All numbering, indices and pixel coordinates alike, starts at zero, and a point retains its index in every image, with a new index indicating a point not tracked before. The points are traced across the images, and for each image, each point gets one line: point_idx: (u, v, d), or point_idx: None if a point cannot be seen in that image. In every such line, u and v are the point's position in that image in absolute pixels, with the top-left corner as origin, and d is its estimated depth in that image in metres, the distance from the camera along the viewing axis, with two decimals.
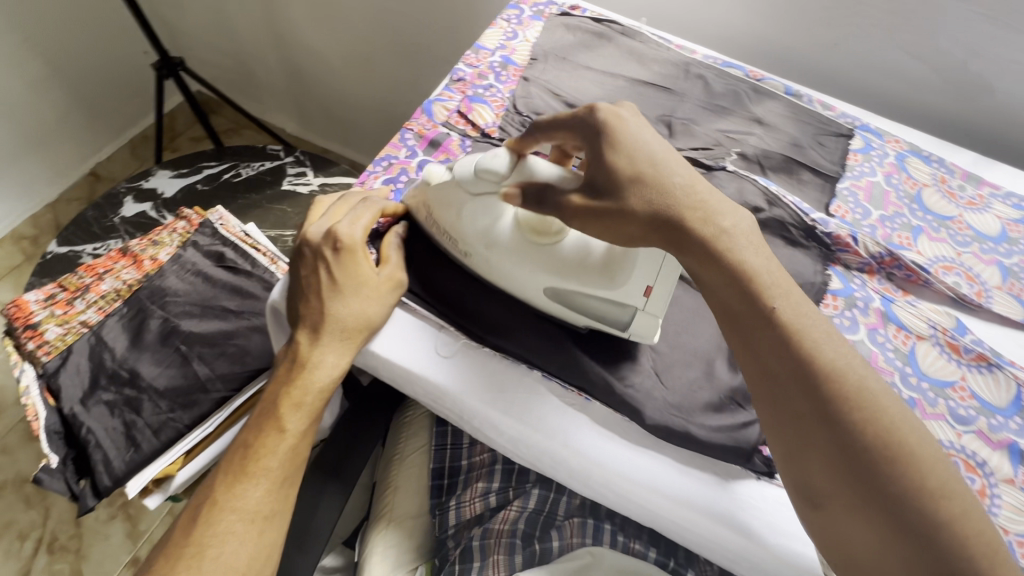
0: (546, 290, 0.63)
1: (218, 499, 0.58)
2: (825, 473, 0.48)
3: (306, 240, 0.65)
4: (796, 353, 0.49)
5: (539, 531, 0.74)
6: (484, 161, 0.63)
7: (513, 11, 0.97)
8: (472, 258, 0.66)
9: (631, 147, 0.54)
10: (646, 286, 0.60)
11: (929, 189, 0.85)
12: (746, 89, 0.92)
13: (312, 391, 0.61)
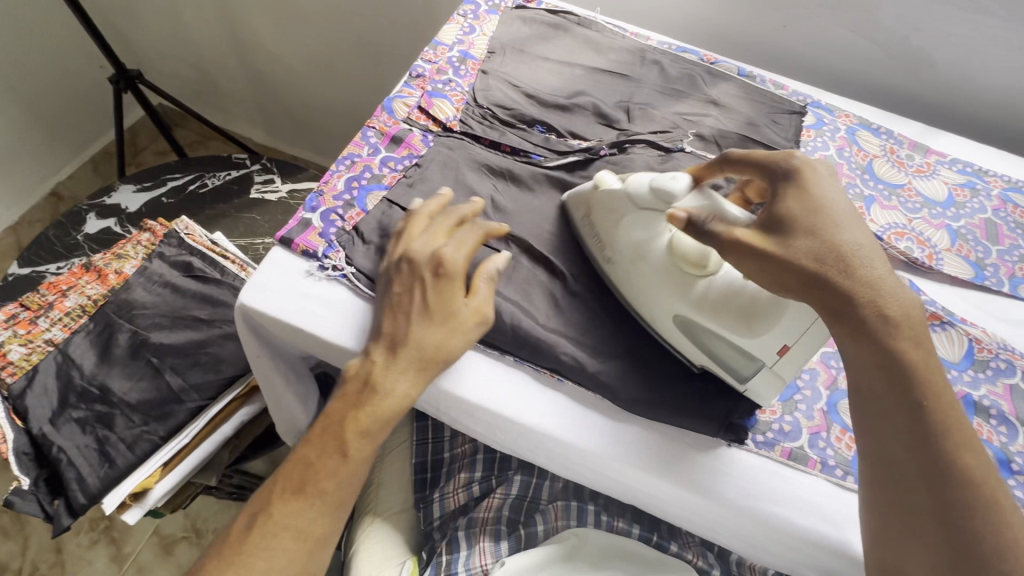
0: (672, 317, 0.62)
1: (272, 513, 0.57)
2: (897, 492, 0.51)
3: (407, 252, 0.63)
4: (902, 380, 0.50)
5: (523, 516, 0.76)
6: (659, 179, 0.61)
7: (469, 7, 0.98)
8: (613, 265, 0.66)
9: (817, 195, 0.54)
10: (782, 346, 0.57)
11: (879, 160, 0.89)
12: (701, 73, 0.94)
13: (381, 419, 0.58)
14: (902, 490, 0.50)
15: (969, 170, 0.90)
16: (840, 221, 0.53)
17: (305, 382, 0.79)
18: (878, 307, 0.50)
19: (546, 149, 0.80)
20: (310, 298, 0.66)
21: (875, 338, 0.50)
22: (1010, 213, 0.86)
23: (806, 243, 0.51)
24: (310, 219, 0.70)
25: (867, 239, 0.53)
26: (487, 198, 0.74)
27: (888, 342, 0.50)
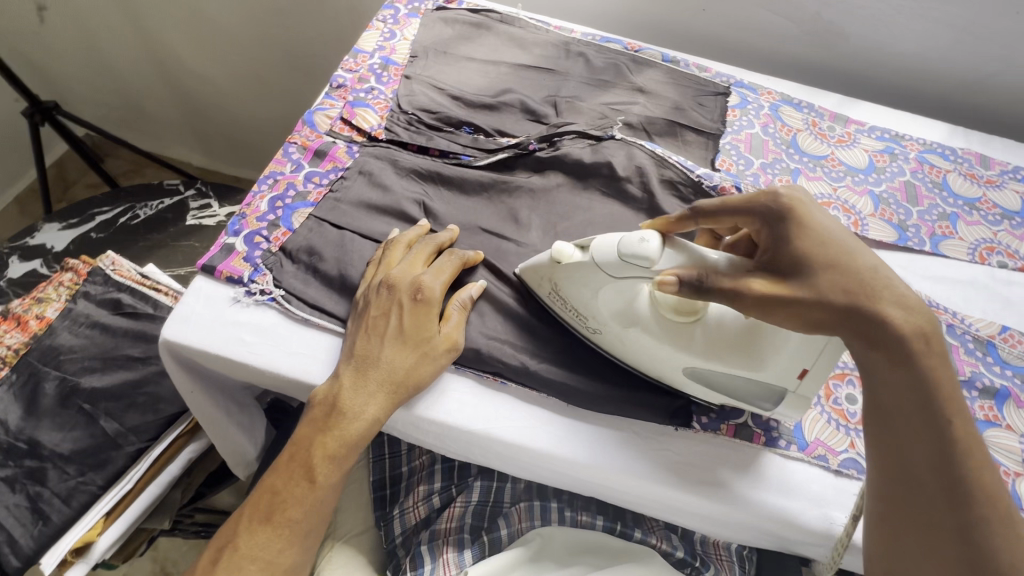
0: (686, 371, 0.61)
1: (237, 546, 0.57)
2: (908, 510, 0.50)
3: (386, 274, 0.64)
4: (926, 400, 0.49)
5: (487, 522, 0.75)
6: (627, 245, 0.55)
7: (389, 12, 0.96)
8: (601, 335, 0.63)
9: (815, 227, 0.52)
10: (801, 371, 0.56)
11: (802, 133, 0.91)
12: (626, 61, 0.95)
13: (348, 442, 0.58)
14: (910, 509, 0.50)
15: (887, 136, 0.93)
16: (853, 249, 0.51)
17: (250, 411, 0.76)
18: (905, 332, 0.49)
19: (475, 149, 0.79)
20: (238, 326, 0.63)
21: (907, 358, 0.49)
22: (928, 173, 0.90)
23: (835, 278, 0.49)
24: (233, 244, 0.68)
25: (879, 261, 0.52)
26: (417, 204, 0.73)
27: (919, 362, 0.49)
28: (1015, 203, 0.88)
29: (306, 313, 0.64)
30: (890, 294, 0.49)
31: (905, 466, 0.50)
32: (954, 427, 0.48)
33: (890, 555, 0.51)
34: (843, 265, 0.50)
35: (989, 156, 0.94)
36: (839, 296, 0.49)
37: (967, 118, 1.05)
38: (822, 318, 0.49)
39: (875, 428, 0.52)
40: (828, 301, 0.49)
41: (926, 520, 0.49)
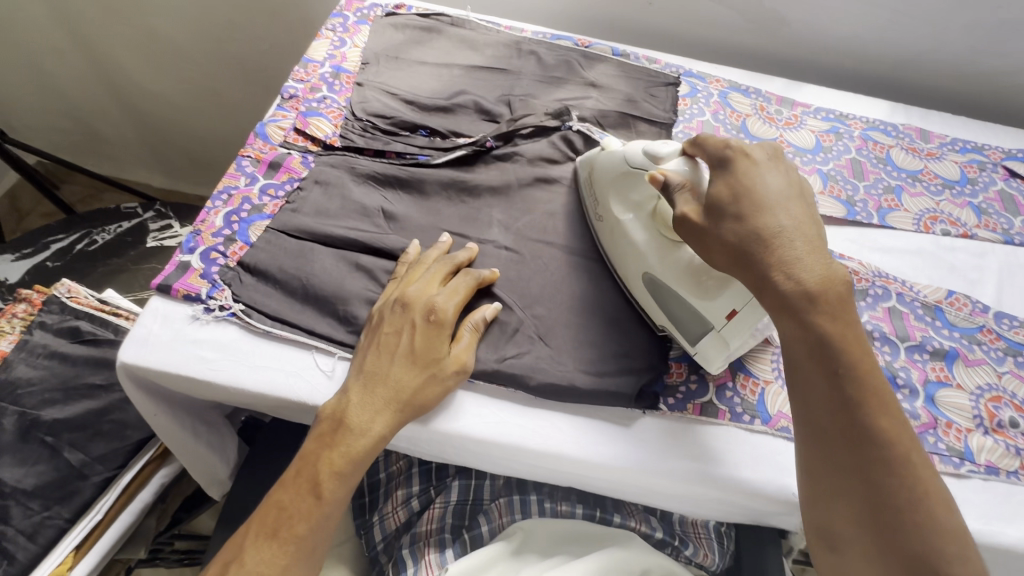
0: (643, 275, 0.66)
1: (239, 562, 0.54)
2: (819, 457, 0.52)
3: (404, 292, 0.64)
4: (826, 351, 0.52)
5: (467, 520, 0.75)
6: (653, 145, 0.66)
7: (337, 20, 0.95)
8: (603, 224, 0.72)
9: (750, 180, 0.58)
10: (729, 311, 0.61)
11: (751, 118, 0.94)
12: (577, 57, 0.96)
13: (356, 458, 0.57)
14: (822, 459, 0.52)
15: (832, 116, 0.97)
16: (767, 203, 0.56)
17: (220, 430, 0.75)
18: (795, 280, 0.53)
19: (432, 150, 0.79)
20: (199, 344, 0.62)
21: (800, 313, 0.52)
22: (872, 150, 0.93)
23: (742, 219, 0.56)
24: (189, 261, 0.67)
25: (792, 219, 0.56)
26: (376, 209, 0.73)
27: (813, 317, 0.52)
28: (954, 172, 0.92)
29: (269, 326, 0.63)
30: (785, 239, 0.54)
31: (813, 415, 0.52)
32: (853, 377, 0.51)
33: (809, 505, 0.53)
34: (749, 216, 0.56)
35: (928, 129, 0.98)
36: (747, 242, 0.55)
37: (906, 95, 1.10)
38: (729, 255, 0.56)
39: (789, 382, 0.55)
40: (735, 250, 0.55)
41: (836, 466, 0.51)
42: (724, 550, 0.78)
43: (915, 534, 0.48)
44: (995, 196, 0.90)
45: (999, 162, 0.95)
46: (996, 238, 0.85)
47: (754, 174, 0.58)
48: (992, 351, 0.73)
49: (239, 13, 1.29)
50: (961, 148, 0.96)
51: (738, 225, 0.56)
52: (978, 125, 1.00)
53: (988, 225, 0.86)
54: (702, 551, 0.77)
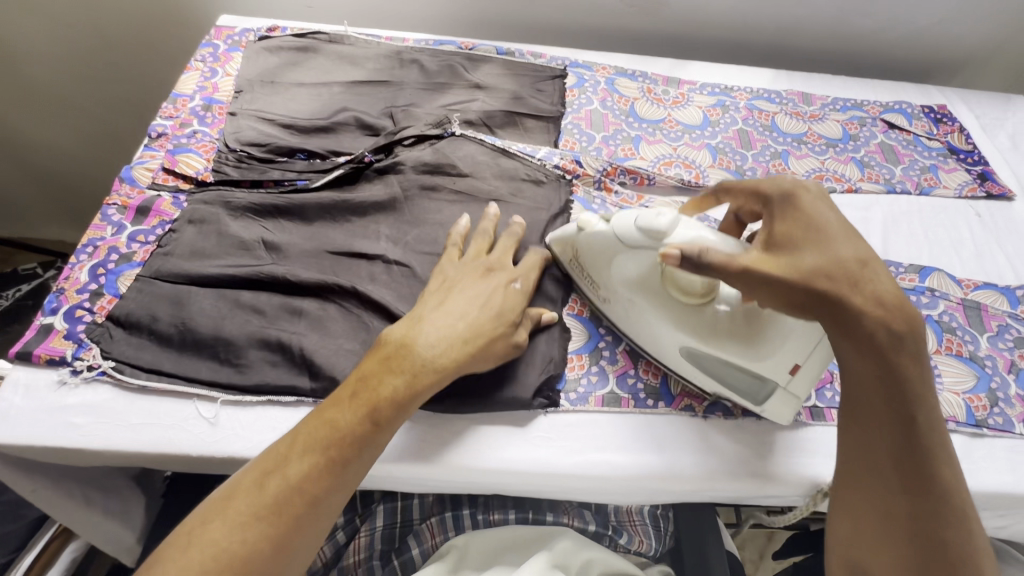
0: (681, 349, 0.62)
1: (281, 468, 0.51)
2: (872, 494, 0.51)
3: (487, 260, 0.66)
4: (901, 396, 0.49)
5: (397, 543, 0.73)
6: (645, 216, 0.59)
7: (207, 49, 0.92)
8: (610, 303, 0.67)
9: (811, 215, 0.52)
10: (795, 365, 0.57)
11: (639, 101, 0.95)
12: (461, 60, 0.94)
13: (417, 389, 0.56)
14: (876, 494, 0.51)
15: (717, 90, 0.99)
16: (835, 238, 0.51)
17: (121, 493, 0.71)
18: (871, 327, 0.49)
19: (312, 173, 0.77)
20: (68, 410, 0.59)
21: (889, 360, 0.49)
22: (758, 119, 0.95)
23: (815, 260, 0.50)
24: (52, 323, 0.63)
25: (863, 255, 0.50)
26: (255, 241, 0.70)
27: (897, 362, 0.49)
28: (837, 131, 0.95)
29: (143, 379, 0.60)
30: (872, 283, 0.49)
31: (875, 451, 0.50)
32: (923, 425, 0.49)
33: (842, 503, 0.53)
34: (834, 251, 0.50)
35: (810, 93, 1.01)
36: (821, 282, 0.49)
37: (786, 61, 1.15)
38: (797, 298, 0.50)
39: (848, 417, 0.52)
40: (813, 283, 0.49)
41: (889, 504, 0.50)
42: (661, 533, 0.79)
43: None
44: (876, 149, 0.94)
45: (878, 116, 0.98)
46: (879, 189, 0.88)
47: (811, 205, 0.53)
48: None
49: (122, 54, 1.19)
50: (841, 107, 0.99)
51: (805, 266, 0.50)
52: (854, 83, 1.05)
53: (871, 177, 0.90)
54: (637, 538, 0.77)
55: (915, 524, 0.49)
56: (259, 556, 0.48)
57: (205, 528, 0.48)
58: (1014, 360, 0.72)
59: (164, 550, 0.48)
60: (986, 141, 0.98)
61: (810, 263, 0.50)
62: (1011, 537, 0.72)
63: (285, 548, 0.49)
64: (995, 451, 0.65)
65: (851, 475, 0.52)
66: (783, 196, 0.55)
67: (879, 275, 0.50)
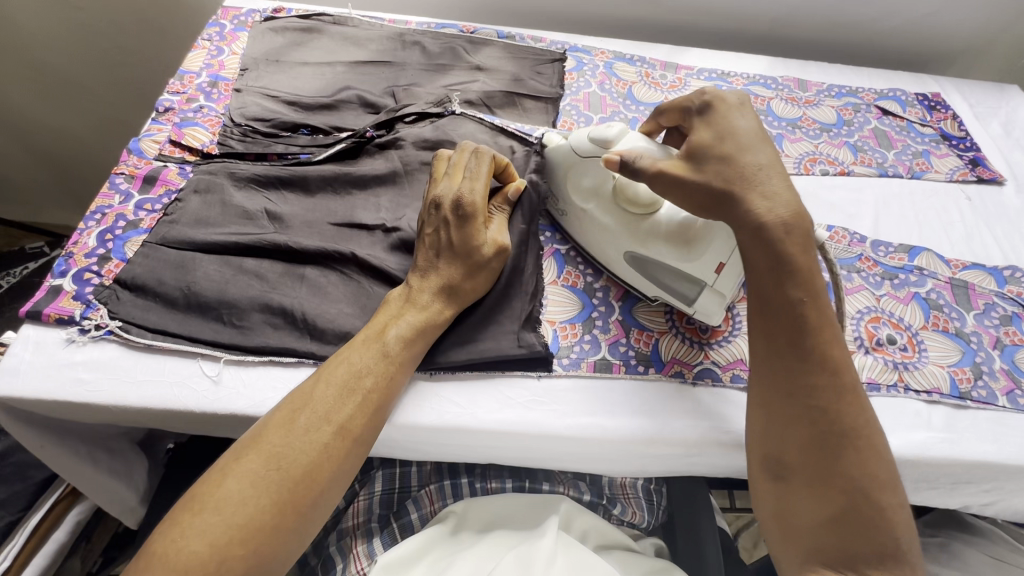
0: (625, 254, 0.69)
1: (308, 404, 0.55)
2: (773, 380, 0.55)
3: (432, 193, 0.68)
4: (789, 278, 0.54)
5: (395, 507, 0.74)
6: (593, 131, 0.68)
7: (213, 29, 0.94)
8: (569, 217, 0.75)
9: (725, 121, 0.60)
10: (718, 264, 0.62)
11: (637, 85, 0.96)
12: (462, 43, 0.96)
13: (421, 330, 0.62)
14: (775, 384, 0.55)
15: (714, 76, 1.00)
16: (746, 144, 0.58)
17: (125, 456, 0.73)
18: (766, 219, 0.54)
19: (314, 147, 0.79)
20: (76, 367, 0.61)
21: (776, 245, 0.54)
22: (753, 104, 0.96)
23: (714, 165, 0.57)
24: (61, 284, 0.65)
25: (768, 157, 0.57)
26: (258, 211, 0.72)
27: (782, 246, 0.54)
28: (831, 116, 0.97)
29: (148, 339, 0.62)
30: (764, 183, 0.55)
31: (772, 337, 0.55)
32: (811, 307, 0.54)
33: (771, 457, 0.55)
34: (736, 157, 0.57)
35: (805, 79, 1.03)
36: (718, 183, 0.56)
37: (783, 50, 1.16)
38: (699, 198, 0.57)
39: (749, 312, 0.57)
40: (712, 183, 0.57)
41: (788, 384, 0.54)
42: (653, 506, 0.79)
43: (852, 456, 0.52)
44: (869, 134, 0.95)
45: (872, 102, 1.00)
46: (872, 172, 0.90)
47: (733, 105, 0.61)
48: (870, 277, 0.77)
49: (128, 36, 1.21)
50: (836, 94, 1.00)
51: (704, 171, 0.57)
52: (849, 71, 1.06)
53: (864, 161, 0.91)
54: (631, 509, 0.77)
55: (811, 401, 0.53)
56: (296, 482, 0.51)
57: (238, 463, 0.51)
58: (999, 336, 0.73)
59: (187, 496, 0.50)
60: (979, 128, 0.99)
61: (709, 168, 0.57)
62: (998, 512, 0.73)
63: (317, 475, 0.52)
64: (978, 422, 0.67)
65: (756, 365, 0.57)
66: (706, 105, 0.62)
67: (778, 177, 0.56)
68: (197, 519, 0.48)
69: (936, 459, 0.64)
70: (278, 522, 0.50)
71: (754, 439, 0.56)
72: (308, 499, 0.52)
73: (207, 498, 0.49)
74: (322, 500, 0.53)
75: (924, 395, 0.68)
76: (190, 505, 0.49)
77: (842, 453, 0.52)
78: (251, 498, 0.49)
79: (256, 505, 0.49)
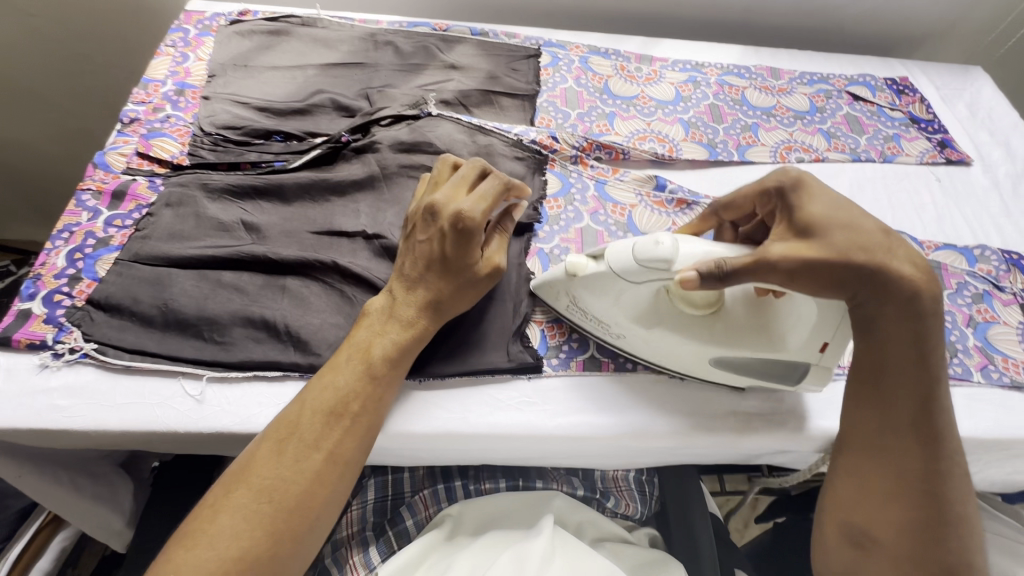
0: (711, 360, 0.62)
1: (296, 431, 0.54)
2: (884, 456, 0.56)
3: (431, 199, 0.63)
4: (919, 361, 0.54)
5: (390, 515, 0.73)
6: (642, 246, 0.56)
7: (177, 34, 0.91)
8: (625, 338, 0.65)
9: (825, 194, 0.55)
10: (821, 347, 0.59)
11: (612, 79, 0.96)
12: (435, 41, 0.94)
13: (405, 347, 0.60)
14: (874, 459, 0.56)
15: (689, 67, 1.01)
16: (861, 212, 0.54)
17: (109, 479, 0.71)
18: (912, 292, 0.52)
19: (289, 154, 0.77)
20: (50, 393, 0.59)
21: (915, 325, 0.53)
22: (728, 94, 0.97)
23: (842, 238, 0.52)
24: (31, 308, 0.63)
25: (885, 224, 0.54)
26: (234, 223, 0.70)
27: (918, 321, 0.53)
28: (804, 103, 0.98)
29: (126, 360, 0.61)
30: (899, 251, 0.53)
31: (887, 410, 0.55)
32: (931, 393, 0.54)
33: (853, 502, 0.57)
34: (861, 226, 0.53)
35: (778, 68, 1.04)
36: (858, 256, 0.52)
37: (754, 36, 1.18)
38: (840, 274, 0.52)
39: (861, 384, 0.57)
40: (849, 258, 0.51)
41: (886, 429, 0.55)
42: (646, 497, 0.79)
43: (953, 543, 0.54)
44: (842, 120, 0.97)
45: (844, 88, 1.01)
46: (846, 158, 0.91)
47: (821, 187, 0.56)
48: None
49: (83, 40, 1.16)
50: (808, 81, 1.02)
51: (841, 245, 0.52)
52: (820, 57, 1.08)
53: (837, 147, 0.93)
54: (624, 502, 0.77)
55: (919, 482, 0.54)
56: (290, 512, 0.51)
57: (231, 496, 0.51)
58: (972, 315, 0.75)
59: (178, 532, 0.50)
60: (946, 111, 1.02)
61: (840, 240, 0.52)
62: (975, 483, 0.76)
63: (308, 503, 0.52)
64: (955, 398, 0.69)
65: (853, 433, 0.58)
66: (793, 183, 0.56)
67: (903, 247, 0.54)
68: (190, 555, 0.47)
69: None
70: (274, 552, 0.49)
71: (835, 499, 0.59)
72: (303, 525, 0.51)
73: (206, 526, 0.49)
74: (318, 523, 0.53)
75: None
76: (185, 540, 0.48)
77: (936, 535, 0.54)
78: (246, 532, 0.49)
79: (250, 538, 0.49)
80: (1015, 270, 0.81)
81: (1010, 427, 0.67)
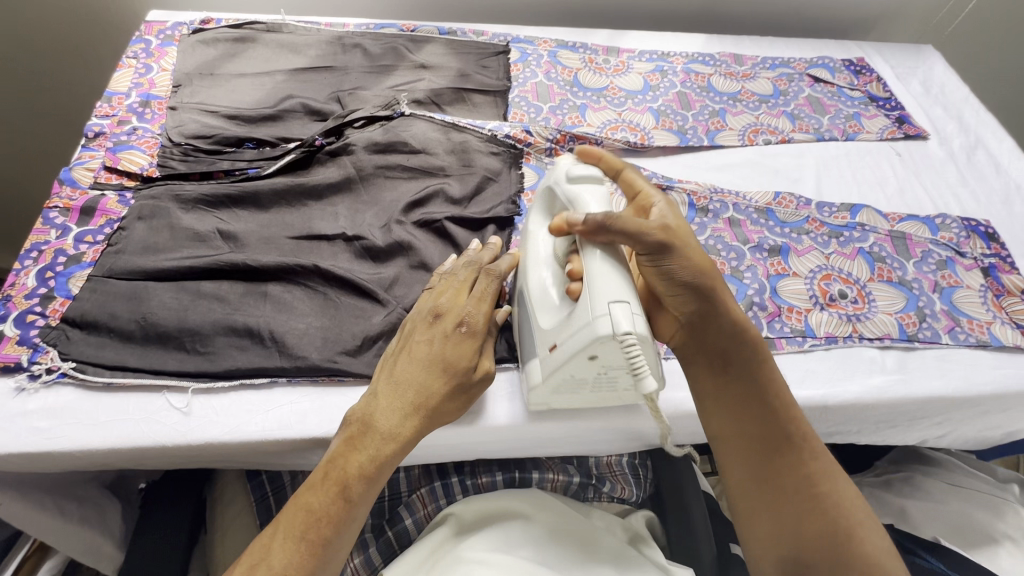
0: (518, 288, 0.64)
1: (299, 504, 0.52)
2: (754, 461, 0.56)
3: (434, 303, 0.60)
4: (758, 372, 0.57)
5: (389, 516, 0.72)
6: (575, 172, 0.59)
7: (138, 45, 0.89)
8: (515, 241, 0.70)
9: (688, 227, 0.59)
10: (552, 343, 0.56)
11: (581, 71, 0.98)
12: (404, 42, 0.94)
13: (401, 438, 0.55)
14: (748, 466, 0.57)
15: (655, 57, 1.03)
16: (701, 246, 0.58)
17: (95, 501, 0.70)
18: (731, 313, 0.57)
19: (262, 160, 0.76)
20: (28, 415, 0.58)
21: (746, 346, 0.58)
22: (694, 81, 0.99)
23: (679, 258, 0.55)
24: (2, 330, 0.61)
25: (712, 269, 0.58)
26: (210, 232, 0.69)
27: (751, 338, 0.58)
28: (768, 87, 1.00)
29: (107, 376, 0.60)
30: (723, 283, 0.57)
31: (744, 416, 0.57)
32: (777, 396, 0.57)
33: (751, 517, 0.56)
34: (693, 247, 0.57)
35: (740, 54, 1.07)
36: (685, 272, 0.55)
37: (717, 23, 1.20)
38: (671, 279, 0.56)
39: (724, 399, 0.58)
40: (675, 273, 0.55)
41: (750, 432, 0.57)
42: (640, 480, 0.80)
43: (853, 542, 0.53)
44: (804, 102, 1.00)
45: (804, 71, 1.04)
46: (810, 138, 0.94)
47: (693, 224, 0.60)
48: (818, 238, 0.81)
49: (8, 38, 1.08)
50: (770, 65, 1.05)
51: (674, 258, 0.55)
52: (779, 42, 1.11)
53: (802, 128, 0.95)
54: (619, 486, 0.77)
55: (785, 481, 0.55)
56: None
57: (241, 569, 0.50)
58: (937, 281, 0.79)
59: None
60: (902, 89, 1.06)
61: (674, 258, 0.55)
62: (947, 441, 0.80)
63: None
64: (926, 360, 0.72)
65: (727, 457, 0.58)
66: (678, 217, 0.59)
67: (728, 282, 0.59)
68: None
69: (892, 400, 0.69)
70: None
71: (747, 519, 0.57)
72: None
73: None
74: None
75: (876, 341, 0.72)
76: None
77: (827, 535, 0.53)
78: None
79: None
80: (974, 236, 0.84)
81: (980, 385, 0.70)
